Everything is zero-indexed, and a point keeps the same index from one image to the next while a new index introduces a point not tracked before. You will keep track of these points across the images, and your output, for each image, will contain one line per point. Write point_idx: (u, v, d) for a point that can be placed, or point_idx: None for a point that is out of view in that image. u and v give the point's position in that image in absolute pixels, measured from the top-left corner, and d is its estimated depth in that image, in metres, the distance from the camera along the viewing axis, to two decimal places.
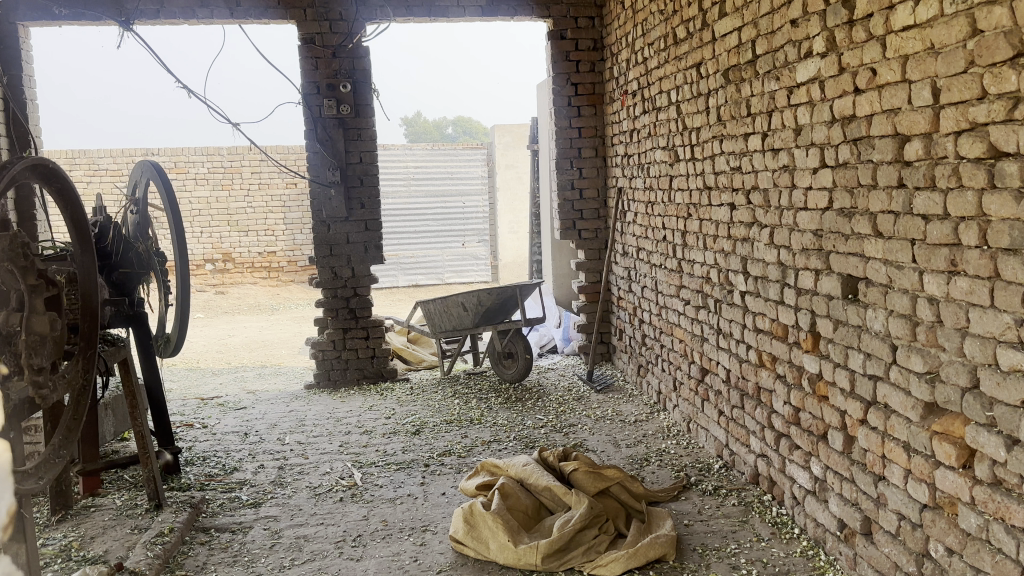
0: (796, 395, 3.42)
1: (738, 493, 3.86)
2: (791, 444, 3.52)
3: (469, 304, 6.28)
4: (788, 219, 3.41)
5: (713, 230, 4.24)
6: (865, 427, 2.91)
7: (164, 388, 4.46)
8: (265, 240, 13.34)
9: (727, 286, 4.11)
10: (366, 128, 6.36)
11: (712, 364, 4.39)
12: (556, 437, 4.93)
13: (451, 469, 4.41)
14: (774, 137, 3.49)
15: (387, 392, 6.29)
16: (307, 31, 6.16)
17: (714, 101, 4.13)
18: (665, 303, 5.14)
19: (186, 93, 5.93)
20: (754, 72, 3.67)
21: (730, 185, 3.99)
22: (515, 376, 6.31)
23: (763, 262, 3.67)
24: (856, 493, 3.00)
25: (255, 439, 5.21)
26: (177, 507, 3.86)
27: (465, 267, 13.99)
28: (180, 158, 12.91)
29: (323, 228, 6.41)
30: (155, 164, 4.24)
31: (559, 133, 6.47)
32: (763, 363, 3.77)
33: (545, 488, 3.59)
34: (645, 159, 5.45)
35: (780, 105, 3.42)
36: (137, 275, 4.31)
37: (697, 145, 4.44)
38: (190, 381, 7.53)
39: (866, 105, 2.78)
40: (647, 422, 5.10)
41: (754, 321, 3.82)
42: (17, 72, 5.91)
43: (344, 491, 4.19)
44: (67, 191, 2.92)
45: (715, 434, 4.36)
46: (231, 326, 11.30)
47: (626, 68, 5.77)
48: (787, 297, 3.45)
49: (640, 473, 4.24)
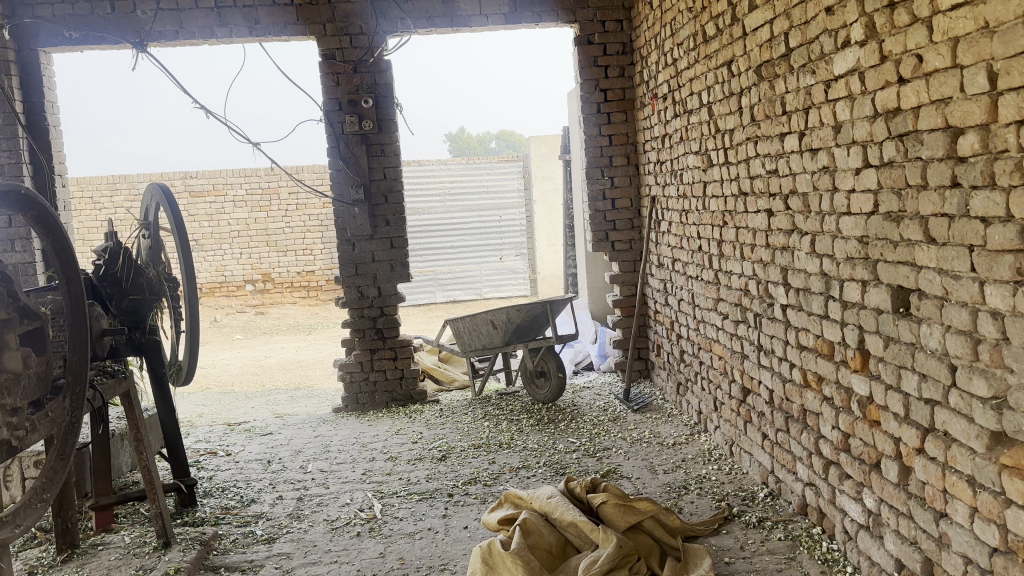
0: (845, 420, 3.10)
1: (785, 526, 3.53)
2: (841, 474, 3.20)
3: (498, 322, 6.07)
4: (830, 225, 3.10)
5: (750, 239, 3.94)
6: (923, 457, 2.59)
7: (178, 419, 4.33)
8: (304, 259, 13.31)
9: (767, 299, 3.80)
10: (389, 143, 6.18)
11: (754, 383, 4.06)
12: (589, 462, 4.65)
13: (476, 500, 4.17)
14: (812, 136, 3.19)
15: (415, 414, 6.08)
16: (327, 47, 6.01)
17: (747, 100, 3.83)
18: (703, 318, 4.83)
19: (204, 113, 5.81)
20: (789, 67, 3.37)
21: (767, 190, 3.69)
22: (548, 396, 6.03)
23: (805, 273, 3.35)
24: (915, 530, 2.68)
25: (277, 468, 5.04)
26: (186, 545, 3.67)
27: (503, 281, 13.80)
28: (218, 181, 12.98)
29: (347, 247, 6.24)
30: (164, 189, 4.11)
31: (588, 141, 6.22)
32: (808, 384, 3.44)
33: (571, 523, 3.32)
34: (677, 165, 5.16)
35: (817, 101, 3.12)
36: (147, 300, 4.11)
37: (730, 149, 4.13)
38: (223, 406, 7.43)
39: (912, 96, 2.48)
40: (687, 445, 4.78)
41: (796, 337, 3.50)
42: (39, 99, 5.91)
43: (362, 525, 3.97)
44: (47, 219, 2.74)
45: (759, 459, 4.03)
46: (269, 347, 11.26)
47: (655, 70, 5.49)
48: (832, 312, 3.13)
49: (677, 503, 3.93)
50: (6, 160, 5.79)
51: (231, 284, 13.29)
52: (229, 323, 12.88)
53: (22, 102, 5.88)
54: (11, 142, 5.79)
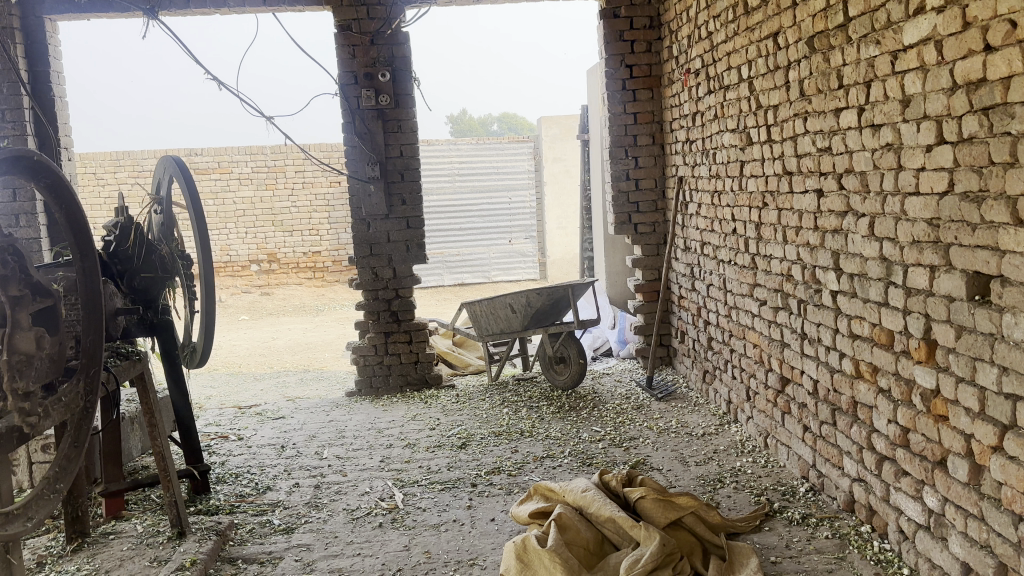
0: (905, 414, 2.92)
1: (831, 523, 3.36)
2: (897, 470, 3.02)
3: (517, 306, 5.87)
4: (893, 206, 2.91)
5: (796, 221, 3.75)
6: (1000, 456, 2.40)
7: (191, 403, 4.15)
8: (310, 239, 13.11)
9: (814, 286, 3.62)
10: (407, 119, 5.96)
11: (795, 373, 3.89)
12: (616, 453, 4.48)
13: (501, 490, 4.00)
14: (874, 111, 2.99)
15: (431, 399, 5.91)
16: (344, 17, 5.79)
17: (796, 74, 3.63)
18: (735, 303, 4.65)
19: (216, 85, 5.59)
20: (847, 37, 3.17)
21: (818, 169, 3.50)
22: (568, 382, 5.85)
23: (861, 257, 3.17)
24: (987, 533, 2.49)
25: (292, 453, 4.87)
26: (202, 535, 3.50)
27: (512, 264, 13.61)
28: (223, 158, 12.75)
29: (363, 226, 6.04)
30: (178, 161, 3.91)
31: (613, 119, 6.01)
32: (861, 374, 3.27)
33: (608, 519, 3.15)
34: (710, 144, 4.96)
35: (882, 74, 2.92)
36: (161, 279, 3.95)
37: (774, 125, 3.93)
38: (231, 388, 7.26)
39: (1002, 65, 2.27)
40: (717, 436, 4.61)
41: (848, 325, 3.32)
42: (44, 68, 5.68)
43: (384, 515, 3.80)
44: (59, 187, 2.54)
45: (799, 452, 3.86)
46: (275, 328, 11.07)
47: (687, 45, 5.27)
48: (893, 299, 2.95)
49: (713, 497, 3.76)
50: (10, 131, 5.55)
51: (236, 263, 13.09)
52: (234, 303, 12.69)
53: (26, 70, 5.64)
54: (16, 112, 5.55)
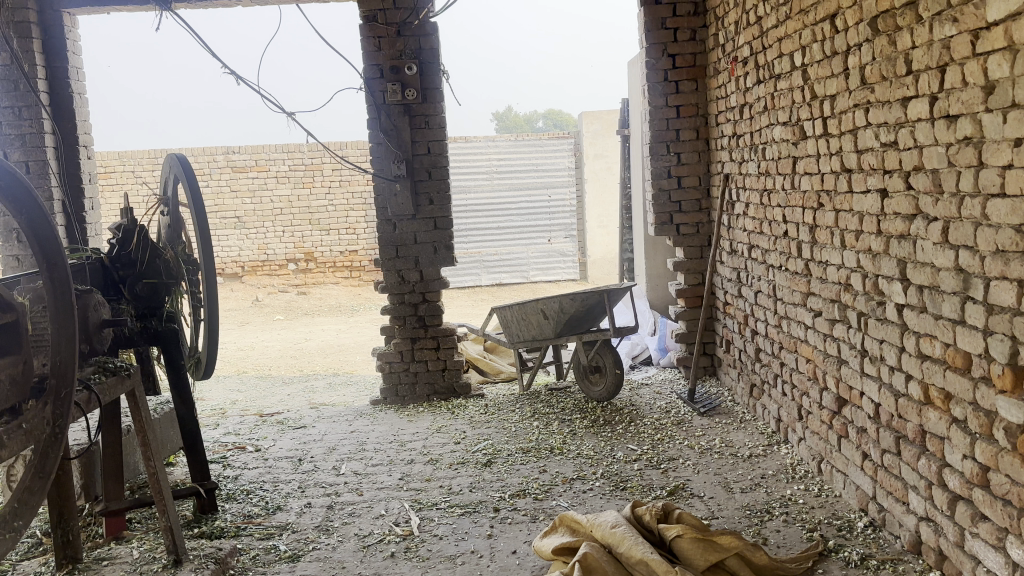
0: (985, 450, 2.52)
1: (895, 567, 2.96)
2: (974, 514, 2.62)
3: (550, 312, 5.52)
4: (973, 209, 2.51)
5: (856, 224, 3.36)
6: None
7: (199, 418, 3.90)
8: (347, 238, 12.92)
9: (876, 297, 3.22)
10: (434, 115, 5.67)
11: (854, 394, 3.49)
12: (653, 475, 4.13)
13: (525, 517, 3.68)
14: (949, 100, 2.59)
15: (459, 410, 5.61)
16: (369, 7, 5.52)
17: (857, 59, 3.23)
18: (786, 313, 4.26)
19: (235, 80, 5.35)
20: (917, 17, 2.77)
21: (881, 166, 3.11)
22: (603, 394, 5.50)
23: (932, 267, 2.77)
24: None
25: (309, 468, 4.62)
26: (199, 563, 3.22)
27: (551, 264, 13.27)
28: (261, 156, 12.66)
29: (388, 227, 5.76)
30: (183, 161, 3.65)
31: (653, 113, 5.63)
32: (930, 401, 2.87)
33: (640, 561, 2.81)
34: (759, 139, 4.56)
35: (960, 57, 2.52)
36: (165, 285, 3.72)
37: (831, 117, 3.53)
38: (258, 392, 7.05)
39: None
40: (765, 458, 4.22)
41: (916, 344, 2.92)
42: (63, 64, 5.52)
43: (397, 543, 3.51)
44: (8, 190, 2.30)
45: (857, 482, 3.46)
46: (309, 329, 10.90)
47: (734, 31, 4.88)
48: (972, 316, 2.55)
49: (760, 532, 3.37)
50: (28, 128, 5.38)
51: (274, 262, 12.98)
52: (271, 303, 12.58)
53: (44, 66, 5.48)
54: (34, 110, 5.38)
